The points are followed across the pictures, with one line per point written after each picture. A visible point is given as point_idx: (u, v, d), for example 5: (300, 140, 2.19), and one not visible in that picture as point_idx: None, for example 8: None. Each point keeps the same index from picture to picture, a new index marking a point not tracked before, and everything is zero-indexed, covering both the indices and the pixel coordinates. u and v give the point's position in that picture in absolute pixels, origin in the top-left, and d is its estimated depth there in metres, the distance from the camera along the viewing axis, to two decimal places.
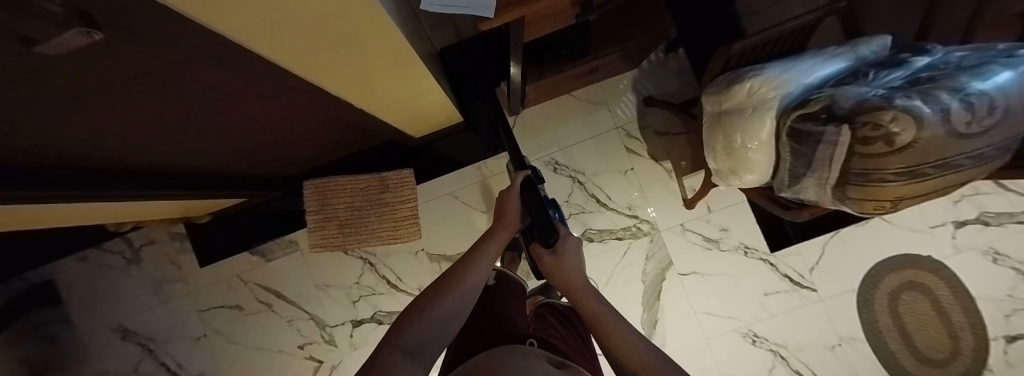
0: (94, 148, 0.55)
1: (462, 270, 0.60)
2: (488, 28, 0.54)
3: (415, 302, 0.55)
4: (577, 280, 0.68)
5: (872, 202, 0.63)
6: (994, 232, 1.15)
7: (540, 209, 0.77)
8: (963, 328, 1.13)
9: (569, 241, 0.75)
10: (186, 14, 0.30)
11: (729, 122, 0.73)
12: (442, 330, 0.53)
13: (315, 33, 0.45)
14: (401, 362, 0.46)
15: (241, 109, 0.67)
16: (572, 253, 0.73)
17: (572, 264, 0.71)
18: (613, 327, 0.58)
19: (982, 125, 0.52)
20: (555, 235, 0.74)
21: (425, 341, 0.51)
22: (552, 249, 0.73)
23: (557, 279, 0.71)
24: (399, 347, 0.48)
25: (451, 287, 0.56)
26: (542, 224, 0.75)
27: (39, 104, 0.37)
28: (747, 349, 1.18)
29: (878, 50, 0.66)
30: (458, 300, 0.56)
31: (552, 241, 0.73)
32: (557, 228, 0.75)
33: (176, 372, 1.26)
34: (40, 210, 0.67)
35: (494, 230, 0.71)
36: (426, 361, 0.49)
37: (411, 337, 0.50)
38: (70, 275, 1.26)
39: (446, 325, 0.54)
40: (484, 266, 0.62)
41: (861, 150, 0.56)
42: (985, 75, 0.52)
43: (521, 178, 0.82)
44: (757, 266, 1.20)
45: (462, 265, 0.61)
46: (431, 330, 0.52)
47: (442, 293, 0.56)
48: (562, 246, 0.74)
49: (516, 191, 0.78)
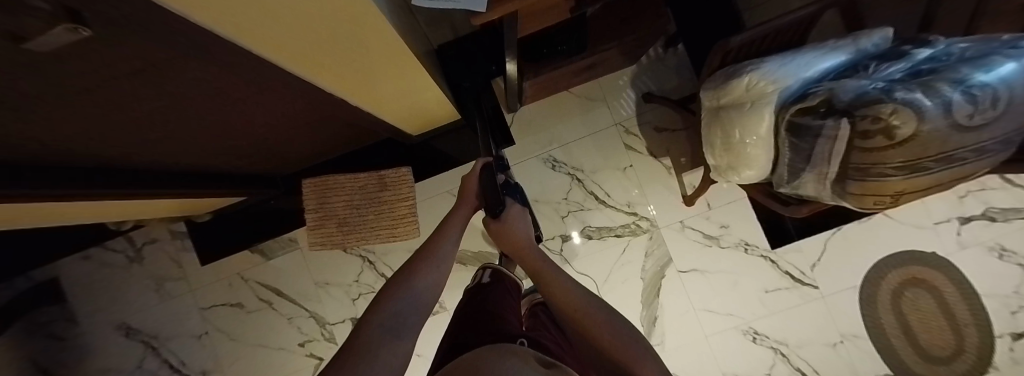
0: (91, 145, 0.55)
1: (432, 249, 0.67)
2: (482, 22, 0.53)
3: (392, 284, 0.59)
4: (526, 244, 0.75)
5: (873, 197, 0.62)
6: (1001, 228, 1.13)
7: (493, 182, 0.80)
8: (968, 326, 1.12)
9: (515, 208, 0.80)
10: (182, 13, 0.30)
11: (727, 117, 0.72)
12: (420, 299, 0.57)
13: (305, 30, 0.44)
14: (381, 339, 0.47)
15: (237, 106, 0.67)
16: (517, 218, 0.79)
17: (518, 228, 0.77)
18: (575, 299, 0.59)
19: (984, 118, 0.51)
20: (502, 205, 0.79)
21: (400, 318, 0.52)
22: (499, 218, 0.78)
23: (504, 243, 0.78)
24: (376, 326, 0.49)
25: (425, 261, 0.63)
26: (491, 197, 0.79)
27: (29, 101, 0.37)
28: (747, 347, 1.17)
29: (880, 43, 0.65)
30: (433, 273, 0.62)
31: (500, 211, 0.78)
32: (505, 200, 0.80)
33: (179, 369, 1.27)
34: (40, 207, 0.67)
35: (456, 211, 0.79)
36: (409, 333, 0.51)
37: (387, 316, 0.51)
38: (73, 274, 1.27)
39: (423, 296, 0.58)
40: (452, 243, 0.70)
41: (860, 143, 0.56)
42: (989, 67, 0.51)
43: (482, 164, 0.82)
44: (757, 263, 1.19)
45: (431, 246, 0.67)
46: (407, 314, 0.54)
47: (415, 271, 0.61)
48: (509, 215, 0.79)
49: (476, 175, 0.81)
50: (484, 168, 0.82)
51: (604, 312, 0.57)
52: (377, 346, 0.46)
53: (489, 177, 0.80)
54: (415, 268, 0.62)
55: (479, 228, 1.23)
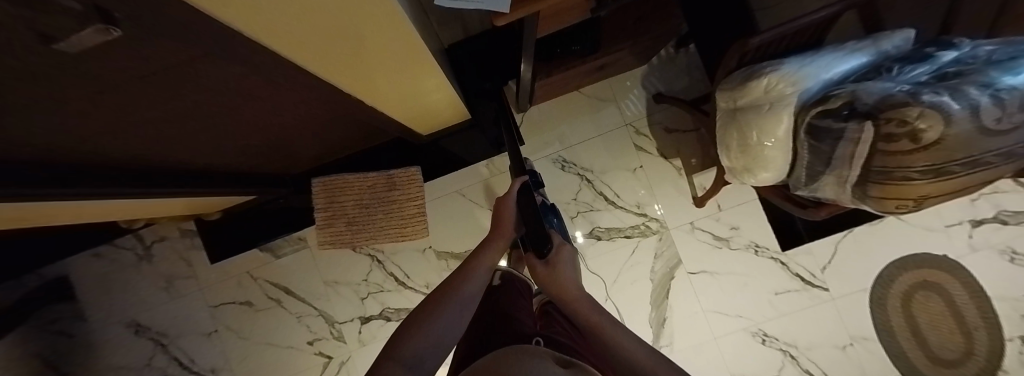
0: (107, 144, 0.55)
1: (459, 283, 0.62)
2: (504, 23, 0.53)
3: (418, 311, 0.58)
4: (574, 289, 0.66)
5: (895, 200, 0.62)
6: (1012, 231, 1.12)
7: (536, 218, 0.79)
8: (978, 329, 1.12)
9: (564, 252, 0.74)
10: (212, 14, 0.30)
11: (745, 119, 0.72)
12: (446, 333, 0.57)
13: (327, 28, 0.43)
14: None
15: (252, 106, 0.67)
16: (565, 263, 0.72)
17: (566, 272, 0.70)
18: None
19: (1013, 122, 0.50)
20: (549, 245, 0.73)
21: (423, 354, 0.53)
22: (545, 260, 0.72)
23: (552, 291, 0.68)
24: (400, 361, 0.50)
25: (451, 297, 0.60)
26: (536, 234, 0.75)
27: (51, 102, 0.36)
28: (757, 348, 1.17)
29: (902, 45, 0.65)
30: (458, 309, 0.59)
31: (546, 252, 0.73)
32: (552, 239, 0.76)
33: (188, 367, 1.27)
34: (55, 206, 0.67)
35: (489, 241, 0.74)
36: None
37: (411, 351, 0.52)
38: (83, 271, 1.27)
39: (448, 333, 0.56)
40: (482, 279, 0.65)
41: (884, 147, 0.55)
42: (1016, 70, 0.51)
43: (517, 185, 0.84)
44: (767, 265, 1.18)
45: (459, 278, 0.63)
46: (431, 345, 0.54)
47: (441, 306, 0.58)
48: (556, 257, 0.73)
49: (512, 201, 0.81)
50: (523, 201, 0.82)
51: (625, 335, 0.55)
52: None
53: (532, 215, 0.79)
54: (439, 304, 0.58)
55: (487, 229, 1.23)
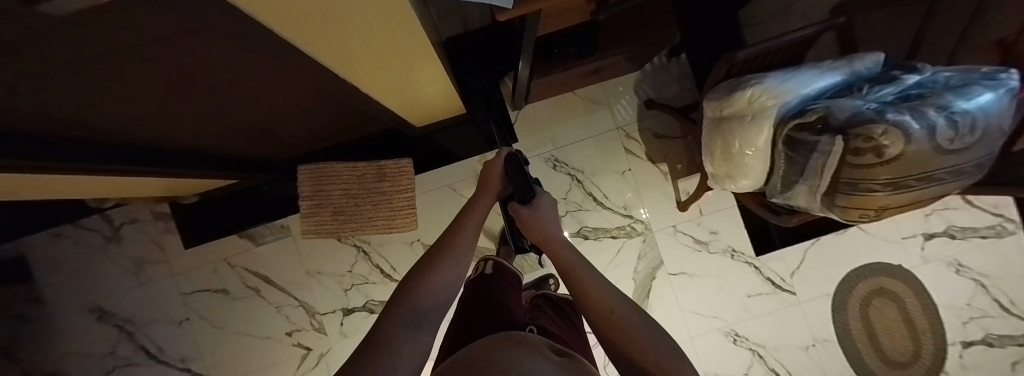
0: (83, 116, 0.52)
1: (447, 246, 0.61)
2: (506, 19, 0.52)
3: (412, 275, 0.56)
4: (555, 236, 0.67)
5: (858, 210, 0.68)
6: (959, 245, 1.23)
7: (521, 172, 0.75)
8: (925, 334, 1.21)
9: (546, 197, 0.74)
10: (233, 2, 0.31)
11: (729, 127, 0.74)
12: (441, 300, 0.55)
13: (342, 16, 0.44)
14: (402, 332, 0.46)
15: (241, 85, 0.65)
16: (547, 208, 0.73)
17: (549, 217, 0.72)
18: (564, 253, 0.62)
19: (963, 143, 0.57)
20: (532, 192, 0.73)
21: (421, 314, 0.51)
22: (529, 204, 0.72)
23: (531, 233, 0.71)
24: (399, 320, 0.48)
25: (447, 256, 0.59)
26: (519, 184, 0.74)
27: (27, 67, 0.34)
28: (728, 347, 1.23)
29: (871, 66, 0.70)
30: (454, 269, 0.58)
31: (530, 198, 0.72)
32: (535, 187, 0.75)
33: (156, 356, 1.22)
34: (19, 178, 0.63)
35: (475, 201, 0.72)
36: (427, 330, 0.50)
37: (409, 311, 0.50)
38: (42, 253, 1.19)
39: (441, 296, 0.56)
40: (470, 239, 0.64)
41: (852, 160, 0.60)
42: (970, 96, 0.57)
43: (505, 151, 0.76)
44: (741, 269, 1.24)
45: (446, 243, 0.61)
46: (428, 304, 0.53)
47: (435, 266, 0.57)
48: (540, 202, 0.73)
49: (500, 161, 0.76)
50: (509, 165, 0.75)
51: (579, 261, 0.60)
52: (399, 339, 0.45)
53: (518, 168, 0.75)
54: (435, 264, 0.57)
55: (495, 235, 1.23)
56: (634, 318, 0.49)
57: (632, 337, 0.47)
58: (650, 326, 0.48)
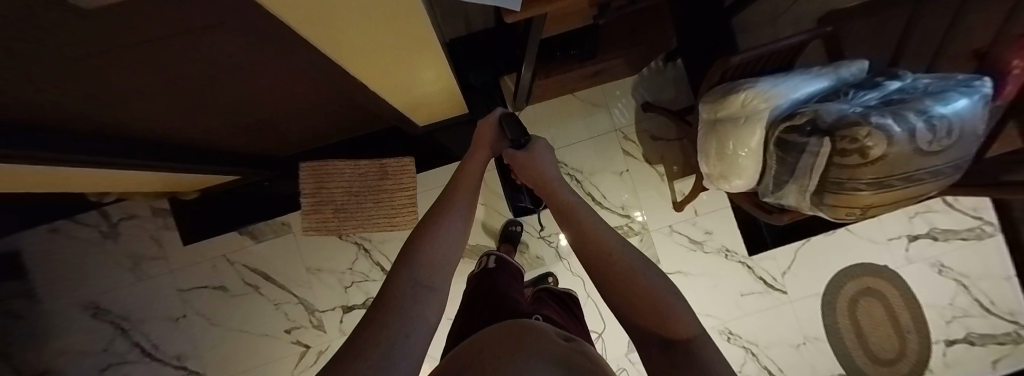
0: (93, 109, 0.53)
1: (446, 204, 0.57)
2: (514, 20, 0.54)
3: (415, 236, 0.52)
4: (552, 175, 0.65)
5: (845, 208, 0.71)
6: (942, 246, 1.27)
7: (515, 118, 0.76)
8: (910, 332, 1.25)
9: (542, 142, 0.73)
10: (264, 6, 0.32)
11: (723, 129, 0.77)
12: (451, 253, 0.52)
13: (358, 13, 0.45)
14: (410, 292, 0.43)
15: (249, 81, 0.66)
16: (543, 151, 0.70)
17: (545, 160, 0.69)
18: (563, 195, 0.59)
19: (940, 145, 0.61)
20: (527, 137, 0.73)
21: (430, 271, 0.47)
22: (524, 149, 0.72)
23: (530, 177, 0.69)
24: (406, 281, 0.44)
25: (446, 212, 0.55)
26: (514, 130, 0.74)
27: (49, 60, 0.35)
28: (722, 345, 1.26)
29: (856, 73, 0.74)
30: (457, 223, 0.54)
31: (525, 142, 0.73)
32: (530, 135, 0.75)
33: (151, 353, 1.21)
34: (25, 171, 0.64)
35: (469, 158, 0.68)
36: (439, 288, 0.46)
37: (416, 272, 0.46)
38: (36, 248, 1.18)
39: (449, 250, 0.52)
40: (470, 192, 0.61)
41: (839, 160, 0.63)
42: (947, 101, 0.61)
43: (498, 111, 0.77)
44: (734, 268, 1.28)
45: (444, 205, 0.57)
46: (437, 261, 0.49)
47: (438, 223, 0.53)
48: (535, 146, 0.72)
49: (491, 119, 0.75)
50: (504, 117, 0.75)
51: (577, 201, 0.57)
52: (411, 302, 0.42)
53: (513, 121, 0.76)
54: (437, 222, 0.53)
55: (495, 233, 1.26)
56: (631, 260, 0.44)
57: (626, 273, 0.43)
58: (646, 269, 0.44)
